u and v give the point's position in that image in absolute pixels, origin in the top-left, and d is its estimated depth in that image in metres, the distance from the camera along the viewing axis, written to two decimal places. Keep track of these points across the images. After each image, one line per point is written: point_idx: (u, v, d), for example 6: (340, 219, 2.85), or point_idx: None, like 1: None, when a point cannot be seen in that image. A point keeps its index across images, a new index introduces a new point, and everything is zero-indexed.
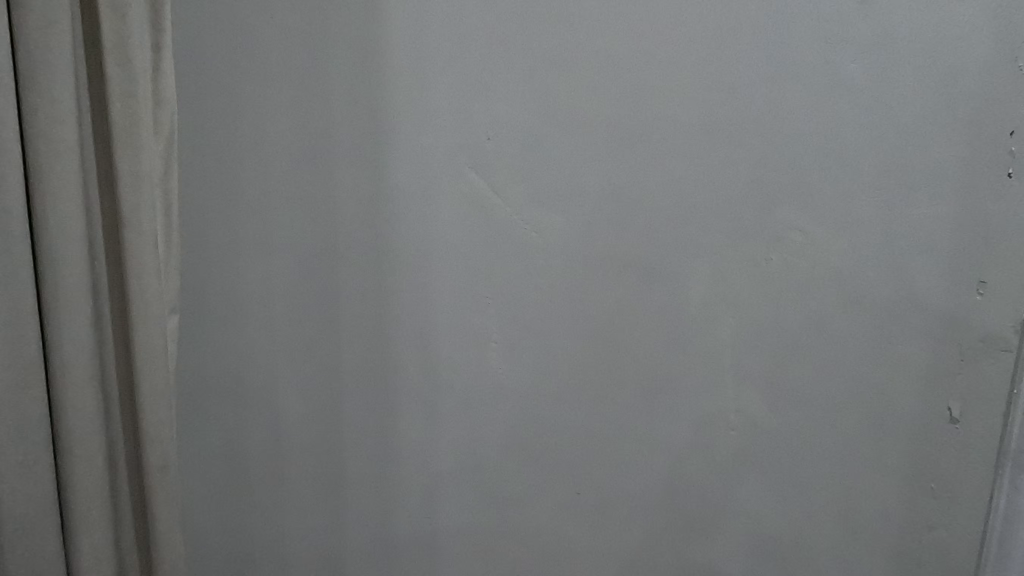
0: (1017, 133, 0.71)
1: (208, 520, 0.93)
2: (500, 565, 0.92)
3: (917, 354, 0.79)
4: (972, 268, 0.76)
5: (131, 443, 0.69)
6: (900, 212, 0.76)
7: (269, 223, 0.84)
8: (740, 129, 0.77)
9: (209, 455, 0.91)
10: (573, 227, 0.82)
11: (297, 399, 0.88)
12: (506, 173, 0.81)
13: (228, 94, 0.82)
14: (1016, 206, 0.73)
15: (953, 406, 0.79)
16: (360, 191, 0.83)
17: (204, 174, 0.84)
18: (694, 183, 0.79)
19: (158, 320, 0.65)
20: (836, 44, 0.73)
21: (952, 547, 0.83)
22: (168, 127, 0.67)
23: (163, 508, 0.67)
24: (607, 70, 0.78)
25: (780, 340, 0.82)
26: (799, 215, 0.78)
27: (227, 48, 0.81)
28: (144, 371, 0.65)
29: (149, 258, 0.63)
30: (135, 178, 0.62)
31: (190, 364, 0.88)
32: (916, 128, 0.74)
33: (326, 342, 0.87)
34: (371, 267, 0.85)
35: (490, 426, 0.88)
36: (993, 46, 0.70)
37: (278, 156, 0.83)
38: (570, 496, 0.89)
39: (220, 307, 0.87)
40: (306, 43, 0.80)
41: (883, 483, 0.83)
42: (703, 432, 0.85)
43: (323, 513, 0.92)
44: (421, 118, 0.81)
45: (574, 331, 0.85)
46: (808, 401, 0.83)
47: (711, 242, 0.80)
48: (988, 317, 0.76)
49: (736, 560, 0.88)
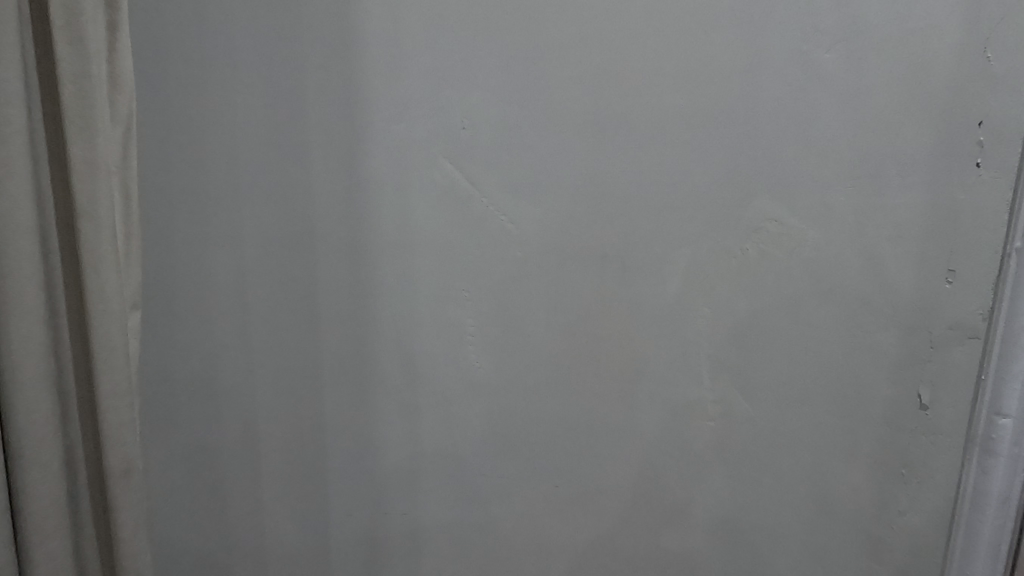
0: (985, 123, 0.70)
1: (186, 518, 0.93)
2: (472, 555, 0.92)
3: (891, 342, 0.78)
4: (942, 255, 0.74)
5: (92, 445, 0.68)
6: (879, 201, 0.74)
7: (239, 216, 0.82)
8: (718, 118, 0.75)
9: (183, 453, 0.90)
10: (549, 220, 0.80)
11: (271, 391, 0.88)
12: (480, 164, 0.79)
13: (190, 82, 0.79)
14: (984, 196, 0.72)
15: (923, 393, 0.78)
16: (331, 179, 0.80)
17: (166, 165, 0.81)
18: (671, 174, 0.77)
19: (119, 317, 0.63)
20: (810, 35, 0.72)
21: (921, 532, 0.82)
22: (126, 113, 0.64)
23: (121, 515, 0.67)
24: (577, 60, 0.75)
25: (758, 333, 0.80)
26: (776, 206, 0.76)
27: (185, 34, 0.77)
28: (104, 370, 0.63)
29: (108, 253, 0.61)
30: (90, 166, 0.60)
31: (160, 359, 0.87)
32: (890, 118, 0.72)
33: (303, 334, 0.86)
34: (344, 258, 0.83)
35: (464, 418, 0.87)
36: (962, 37, 0.69)
37: (244, 145, 0.80)
38: (543, 487, 0.89)
39: (192, 301, 0.85)
40: (269, 28, 0.77)
41: (856, 472, 0.82)
42: (677, 423, 0.84)
43: (299, 506, 0.92)
44: (391, 107, 0.78)
45: (549, 325, 0.83)
46: (783, 391, 0.81)
47: (687, 232, 0.78)
48: (959, 306, 0.75)
49: (706, 549, 0.88)
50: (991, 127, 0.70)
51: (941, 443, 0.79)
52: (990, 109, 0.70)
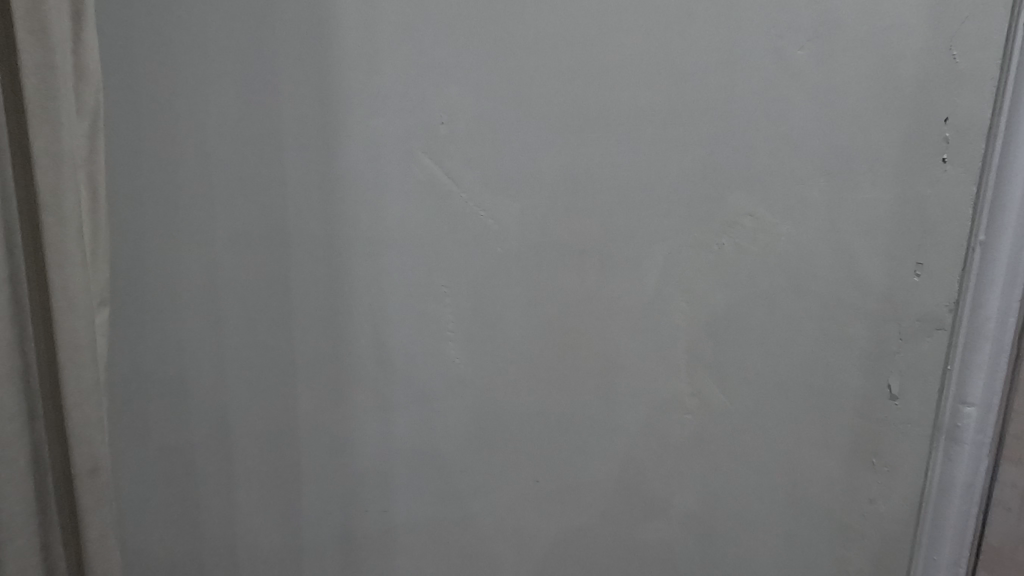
0: (951, 120, 0.72)
1: (160, 518, 0.92)
2: (452, 551, 0.92)
3: (862, 334, 0.79)
4: (911, 249, 0.76)
5: (57, 446, 0.66)
6: (851, 195, 0.75)
7: (211, 210, 0.81)
8: (694, 115, 0.76)
9: (156, 451, 0.89)
10: (528, 215, 0.80)
11: (245, 388, 0.87)
12: (458, 159, 0.79)
13: (159, 74, 0.77)
14: (950, 190, 0.73)
15: (892, 383, 0.80)
16: (310, 175, 0.80)
17: (136, 160, 0.79)
18: (648, 169, 0.78)
19: (85, 315, 0.61)
20: (783, 32, 0.72)
21: (891, 520, 0.84)
22: (92, 105, 0.63)
23: (91, 515, 0.65)
24: (554, 56, 0.75)
25: (732, 326, 0.81)
26: (751, 200, 0.77)
27: (154, 25, 0.76)
28: (69, 368, 0.61)
29: (75, 248, 0.60)
30: (55, 159, 0.58)
31: (130, 356, 0.85)
32: (860, 113, 0.73)
33: (278, 330, 0.85)
34: (323, 254, 0.82)
35: (444, 414, 0.87)
36: (929, 36, 0.70)
37: (216, 139, 0.79)
38: (524, 482, 0.89)
39: (164, 300, 0.84)
40: (240, 20, 0.75)
41: (829, 463, 0.84)
42: (655, 416, 0.85)
43: (276, 504, 0.91)
44: (369, 102, 0.78)
45: (528, 320, 0.83)
46: (758, 384, 0.82)
47: (665, 227, 0.79)
48: (926, 298, 0.76)
49: (683, 540, 0.90)
50: (956, 125, 0.72)
51: (909, 432, 0.81)
52: (955, 106, 0.71)
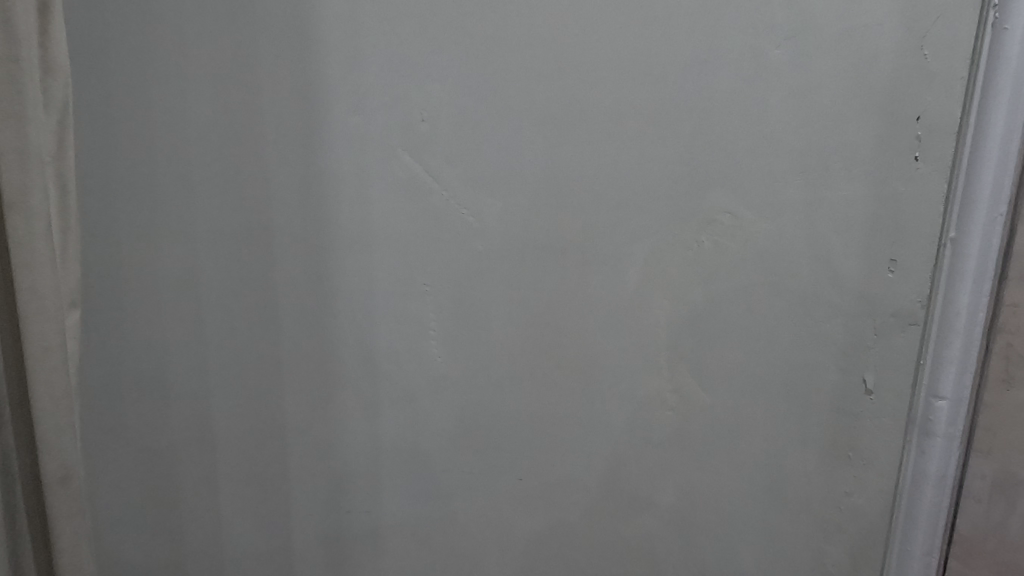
0: (922, 119, 0.73)
1: (136, 523, 0.90)
2: (435, 551, 0.92)
3: (838, 331, 0.80)
4: (884, 247, 0.77)
5: (26, 453, 0.64)
6: (827, 192, 0.76)
7: (186, 208, 0.79)
8: (674, 114, 0.76)
9: (132, 454, 0.87)
10: (512, 213, 0.80)
11: (224, 388, 0.85)
12: (439, 156, 0.78)
13: (132, 70, 0.75)
14: (922, 188, 0.75)
15: (867, 377, 0.81)
16: (289, 172, 0.78)
17: (110, 157, 0.78)
18: (630, 168, 0.78)
19: (54, 317, 0.60)
20: (761, 32, 0.73)
21: (868, 513, 0.86)
22: (61, 101, 0.62)
23: (62, 523, 0.64)
24: (534, 54, 0.75)
25: (711, 323, 0.82)
26: (729, 198, 0.78)
27: (125, 20, 0.74)
28: (38, 372, 0.60)
29: (43, 248, 0.58)
30: (20, 157, 0.56)
31: (103, 357, 0.84)
32: (835, 113, 0.74)
33: (258, 330, 0.83)
34: (303, 253, 0.81)
35: (428, 414, 0.87)
36: (900, 36, 0.71)
37: (191, 137, 0.77)
38: (507, 481, 0.89)
39: (138, 300, 0.82)
40: (215, 15, 0.74)
41: (807, 458, 0.85)
42: (637, 413, 0.86)
43: (256, 507, 0.90)
44: (351, 99, 0.77)
45: (511, 318, 0.83)
46: (737, 380, 0.83)
47: (646, 225, 0.79)
48: (899, 294, 0.78)
49: (665, 536, 0.90)
50: (928, 124, 0.73)
51: (884, 426, 0.82)
52: (926, 105, 0.72)
